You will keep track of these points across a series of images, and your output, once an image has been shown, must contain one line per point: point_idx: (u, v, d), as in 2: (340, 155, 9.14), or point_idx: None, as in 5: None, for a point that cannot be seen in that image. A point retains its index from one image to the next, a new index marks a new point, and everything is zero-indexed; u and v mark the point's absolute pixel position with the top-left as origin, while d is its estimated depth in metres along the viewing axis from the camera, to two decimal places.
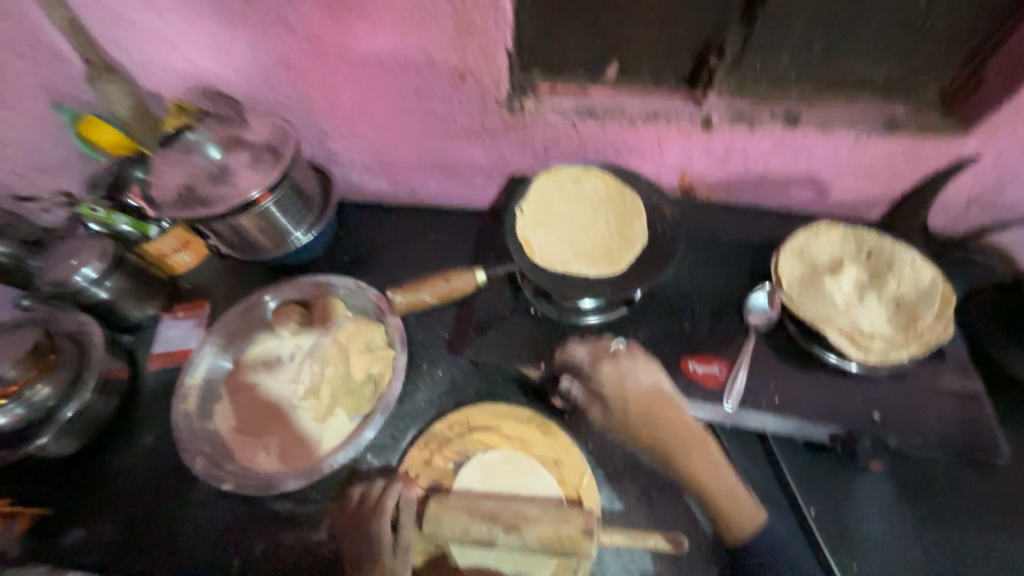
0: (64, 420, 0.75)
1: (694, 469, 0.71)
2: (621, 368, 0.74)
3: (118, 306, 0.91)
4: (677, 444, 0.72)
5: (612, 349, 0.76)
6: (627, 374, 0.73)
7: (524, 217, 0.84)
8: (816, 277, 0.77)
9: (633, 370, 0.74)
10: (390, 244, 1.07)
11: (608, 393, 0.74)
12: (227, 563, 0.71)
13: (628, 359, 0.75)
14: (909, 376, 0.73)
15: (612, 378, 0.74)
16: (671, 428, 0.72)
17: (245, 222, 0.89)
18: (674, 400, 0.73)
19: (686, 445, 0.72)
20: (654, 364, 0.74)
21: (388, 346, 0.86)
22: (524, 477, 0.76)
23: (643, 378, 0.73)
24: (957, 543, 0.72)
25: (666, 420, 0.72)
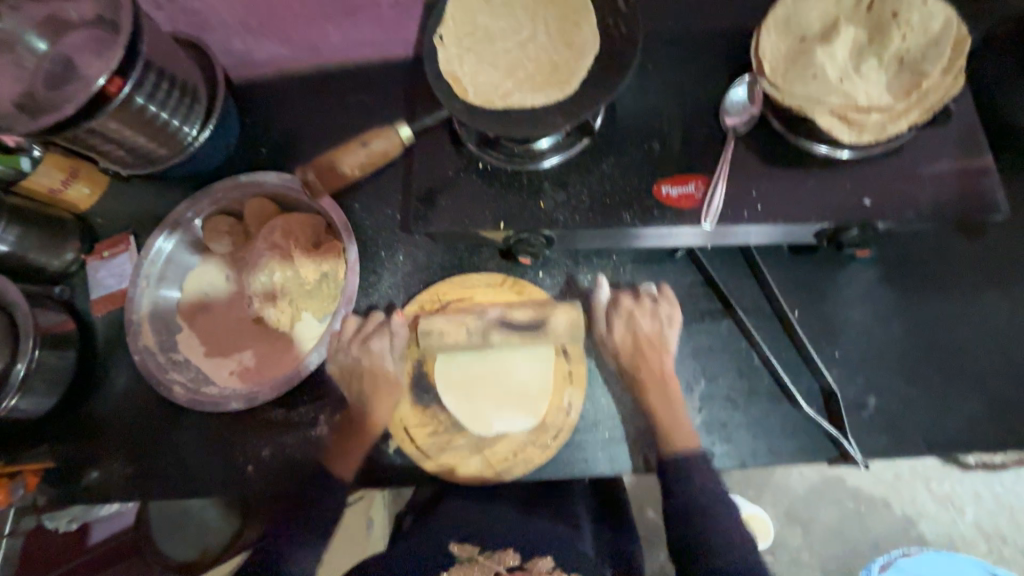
0: (20, 378, 0.71)
1: (657, 407, 0.69)
2: (643, 302, 0.73)
3: (30, 259, 0.80)
4: (650, 382, 0.70)
5: (642, 290, 0.75)
6: (640, 310, 0.72)
7: (445, 47, 0.67)
8: (806, 50, 0.63)
9: (651, 308, 0.73)
10: (309, 122, 0.91)
11: (613, 331, 0.73)
12: (240, 469, 0.75)
13: (652, 301, 0.74)
14: (904, 151, 0.65)
15: (622, 333, 0.72)
16: (652, 372, 0.70)
17: (114, 129, 0.70)
18: (667, 343, 0.72)
19: (662, 386, 0.70)
20: (675, 313, 0.73)
21: (336, 236, 0.81)
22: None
23: (647, 322, 0.72)
24: (935, 312, 0.73)
25: (654, 358, 0.71)
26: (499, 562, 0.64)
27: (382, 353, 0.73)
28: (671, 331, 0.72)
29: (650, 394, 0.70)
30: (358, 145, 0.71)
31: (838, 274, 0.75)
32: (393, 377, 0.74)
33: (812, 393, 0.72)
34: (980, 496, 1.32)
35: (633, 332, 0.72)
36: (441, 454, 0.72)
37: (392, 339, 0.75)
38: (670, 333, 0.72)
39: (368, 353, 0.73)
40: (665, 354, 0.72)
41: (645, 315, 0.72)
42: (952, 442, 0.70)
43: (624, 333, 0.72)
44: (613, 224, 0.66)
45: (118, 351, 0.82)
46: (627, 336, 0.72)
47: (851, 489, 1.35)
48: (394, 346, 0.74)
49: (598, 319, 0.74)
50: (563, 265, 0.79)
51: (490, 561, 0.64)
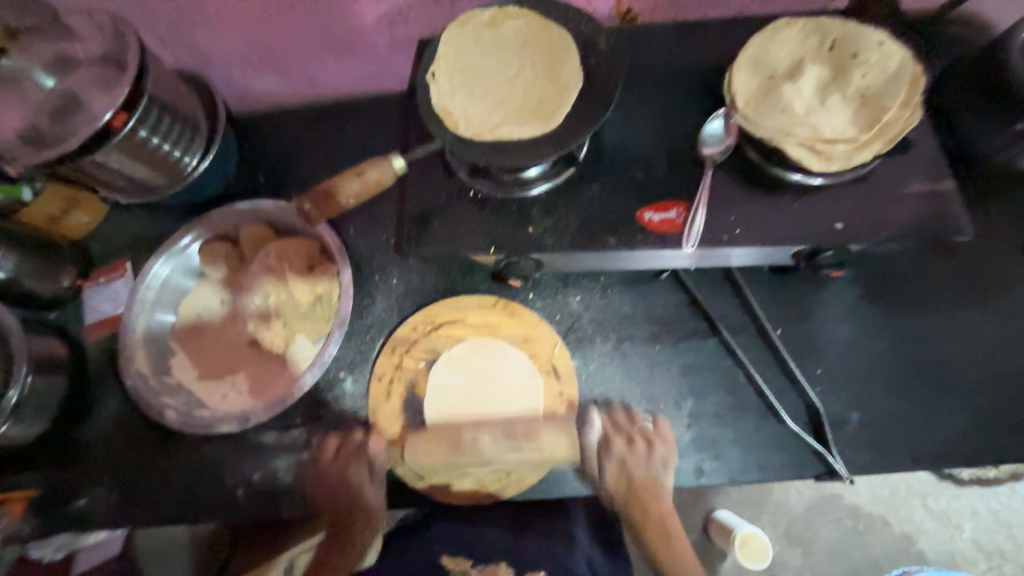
0: (12, 404, 0.71)
1: (659, 549, 0.71)
2: (636, 445, 0.71)
3: (26, 286, 0.80)
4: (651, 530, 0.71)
5: (635, 421, 0.74)
6: (634, 458, 0.70)
7: (437, 82, 0.71)
8: (775, 85, 0.67)
9: (646, 450, 0.71)
10: (306, 151, 0.94)
11: (607, 474, 0.72)
12: (232, 494, 0.75)
13: (646, 442, 0.72)
14: (872, 177, 0.69)
15: (616, 478, 0.72)
16: (651, 521, 0.72)
17: (116, 161, 0.72)
18: (662, 483, 0.71)
19: (661, 526, 0.72)
20: (671, 453, 0.72)
21: (331, 261, 0.83)
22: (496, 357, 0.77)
23: (638, 467, 0.71)
24: (912, 329, 0.76)
25: (652, 499, 0.71)
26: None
27: (363, 485, 0.72)
28: (668, 471, 0.71)
29: (654, 543, 0.71)
30: (352, 174, 0.72)
31: (818, 293, 0.78)
32: (371, 506, 0.72)
33: (797, 410, 0.74)
34: (977, 513, 1.33)
35: (629, 478, 0.71)
36: (434, 476, 0.72)
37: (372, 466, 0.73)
38: (666, 475, 0.71)
39: (348, 484, 0.72)
40: (660, 494, 0.72)
41: (639, 461, 0.71)
42: (935, 457, 0.71)
43: (618, 477, 0.72)
44: (598, 248, 0.69)
45: (111, 376, 0.82)
46: (620, 481, 0.72)
47: (849, 507, 1.35)
48: (379, 379, 0.77)
49: (590, 457, 0.72)
50: (553, 288, 0.81)
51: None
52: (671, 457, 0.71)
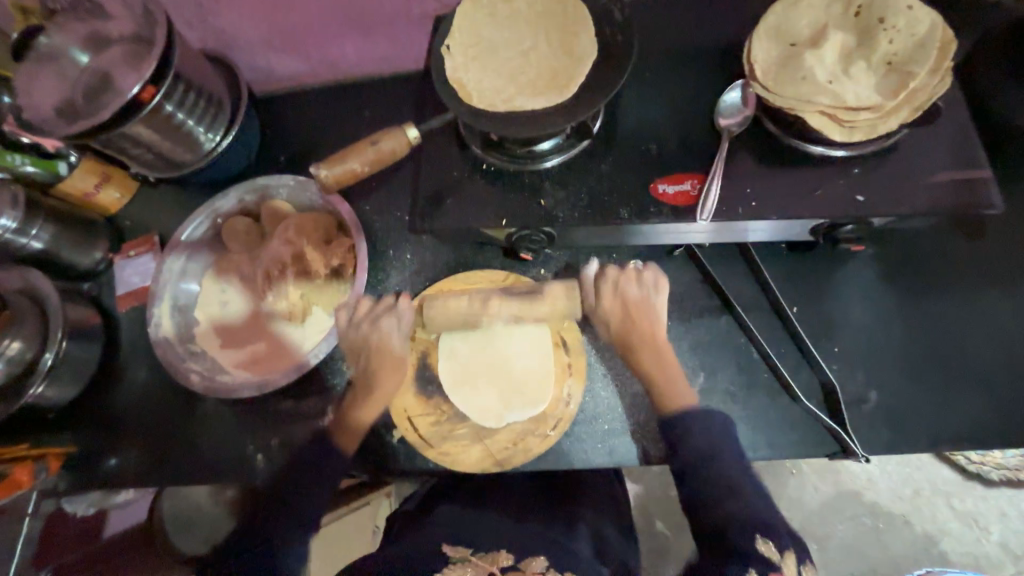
0: (48, 366, 0.75)
1: (645, 357, 0.68)
2: (627, 269, 0.71)
3: (63, 257, 0.85)
4: (642, 342, 0.68)
5: (627, 264, 0.72)
6: (627, 276, 0.70)
7: (451, 56, 0.72)
8: (795, 55, 0.65)
9: (636, 274, 0.71)
10: (324, 131, 0.96)
11: (602, 298, 0.70)
12: (249, 458, 0.78)
13: (639, 270, 0.71)
14: (897, 150, 0.67)
15: (608, 295, 0.69)
16: (635, 332, 0.68)
17: (144, 134, 0.75)
18: (657, 307, 0.70)
19: (654, 351, 0.68)
20: (663, 285, 0.71)
21: (348, 235, 0.84)
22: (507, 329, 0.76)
23: (633, 287, 0.70)
24: (936, 311, 0.74)
25: (649, 326, 0.68)
26: (492, 562, 0.62)
27: (389, 333, 0.74)
28: (660, 297, 0.70)
29: (647, 364, 0.68)
30: (367, 144, 0.75)
31: (836, 271, 0.76)
32: (396, 355, 0.74)
33: (811, 389, 0.72)
34: (1007, 516, 1.28)
35: (623, 301, 0.69)
36: (443, 447, 0.74)
37: (398, 321, 0.75)
38: (658, 301, 0.70)
39: (378, 332, 0.74)
40: (656, 322, 0.70)
41: (633, 282, 0.70)
42: (957, 440, 0.69)
43: (613, 299, 0.69)
44: (610, 220, 0.68)
45: (138, 345, 0.86)
46: (617, 306, 0.69)
47: (869, 505, 1.31)
48: None
49: (587, 294, 0.71)
50: (564, 265, 0.81)
51: (482, 562, 0.62)
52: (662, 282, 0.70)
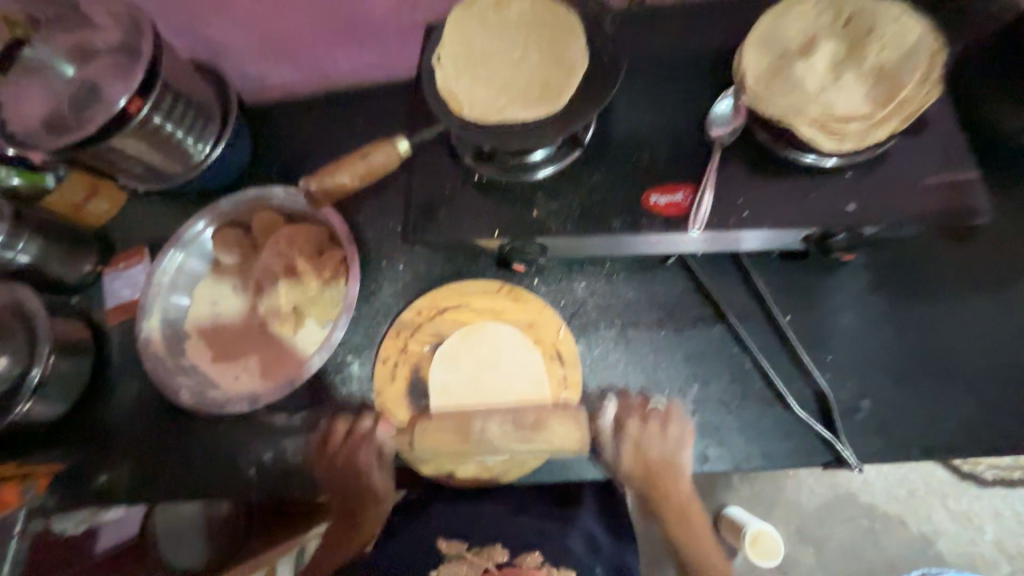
0: (35, 383, 0.74)
1: (666, 498, 0.71)
2: (649, 422, 0.70)
3: (51, 271, 0.84)
4: (659, 492, 0.71)
5: (648, 405, 0.72)
6: (649, 435, 0.69)
7: (443, 67, 0.71)
8: (785, 64, 0.66)
9: (660, 427, 0.70)
10: (317, 140, 0.95)
11: (621, 455, 0.70)
12: (242, 473, 0.77)
13: (660, 422, 0.71)
14: (888, 158, 0.67)
15: (629, 455, 0.70)
16: (657, 473, 0.70)
17: (132, 147, 0.75)
18: (681, 465, 0.70)
19: (676, 508, 0.71)
20: (686, 425, 0.71)
21: (339, 247, 0.83)
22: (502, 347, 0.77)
23: (655, 448, 0.70)
24: (928, 317, 0.74)
25: (669, 480, 0.70)
26: (488, 558, 0.66)
27: (367, 465, 0.73)
28: (685, 454, 0.70)
29: (665, 513, 0.71)
30: (358, 157, 0.73)
31: (830, 279, 0.76)
32: (377, 489, 0.74)
33: (805, 397, 0.72)
34: (1001, 515, 1.29)
35: (645, 460, 0.70)
36: (438, 459, 0.73)
37: (380, 446, 0.74)
38: (684, 454, 0.70)
39: (360, 457, 0.73)
40: (676, 474, 0.70)
41: (654, 441, 0.70)
42: (949, 446, 0.70)
43: (633, 457, 0.70)
44: (603, 230, 0.68)
45: (129, 357, 0.85)
46: (637, 461, 0.70)
47: (866, 506, 1.32)
48: (390, 363, 0.78)
49: (604, 441, 0.71)
50: (558, 275, 0.81)
51: (478, 558, 0.66)
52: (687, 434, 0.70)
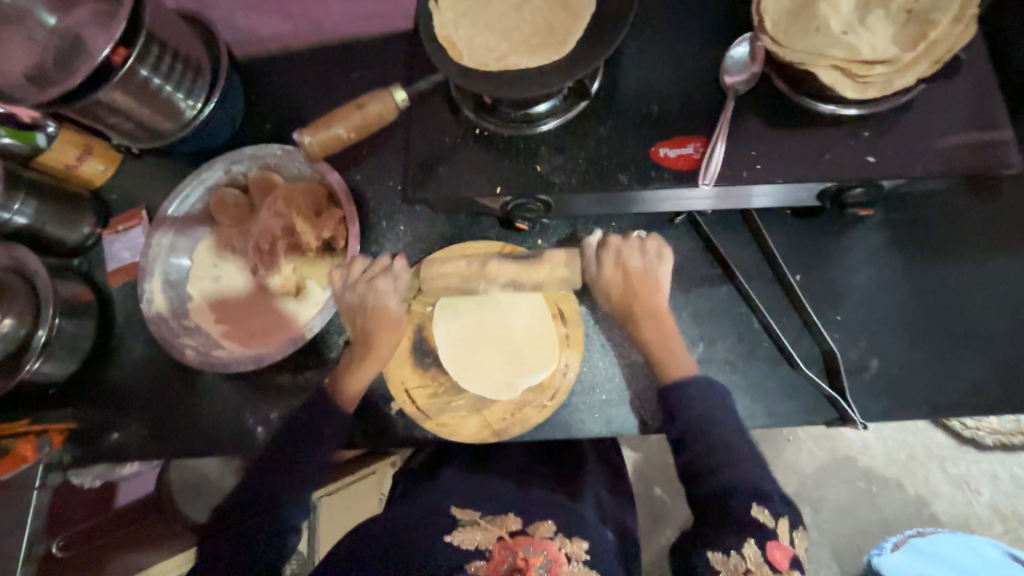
0: (41, 344, 0.74)
1: (647, 331, 0.69)
2: (630, 238, 0.72)
3: (50, 233, 0.83)
4: (642, 314, 0.70)
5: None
6: (628, 246, 0.71)
7: (441, 12, 0.67)
8: (808, 4, 0.61)
9: (643, 253, 0.71)
10: (312, 97, 0.92)
11: (602, 269, 0.71)
12: (250, 430, 0.78)
13: (640, 238, 0.72)
14: (913, 107, 0.63)
15: (609, 264, 0.71)
16: (637, 303, 0.70)
17: (122, 101, 0.72)
18: (659, 279, 0.71)
19: (656, 323, 0.70)
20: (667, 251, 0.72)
21: (338, 206, 0.82)
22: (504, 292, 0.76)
23: (635, 258, 0.71)
24: (945, 277, 0.72)
25: (649, 294, 0.70)
26: (501, 525, 0.65)
27: (386, 294, 0.73)
28: (665, 269, 0.71)
29: (644, 330, 0.69)
30: (353, 108, 0.72)
31: (842, 238, 0.74)
32: (395, 321, 0.73)
33: (812, 357, 0.72)
34: (999, 479, 1.30)
35: (625, 270, 0.70)
36: (442, 417, 0.74)
37: (395, 283, 0.74)
38: (661, 270, 0.71)
39: (373, 290, 0.73)
40: (657, 293, 0.71)
41: (634, 252, 0.71)
42: (955, 407, 0.69)
43: (614, 269, 0.71)
44: (608, 185, 0.66)
45: (133, 319, 0.85)
46: (617, 272, 0.71)
47: (863, 469, 1.34)
48: None
49: (589, 261, 0.72)
50: (563, 233, 0.79)
51: (491, 525, 0.64)
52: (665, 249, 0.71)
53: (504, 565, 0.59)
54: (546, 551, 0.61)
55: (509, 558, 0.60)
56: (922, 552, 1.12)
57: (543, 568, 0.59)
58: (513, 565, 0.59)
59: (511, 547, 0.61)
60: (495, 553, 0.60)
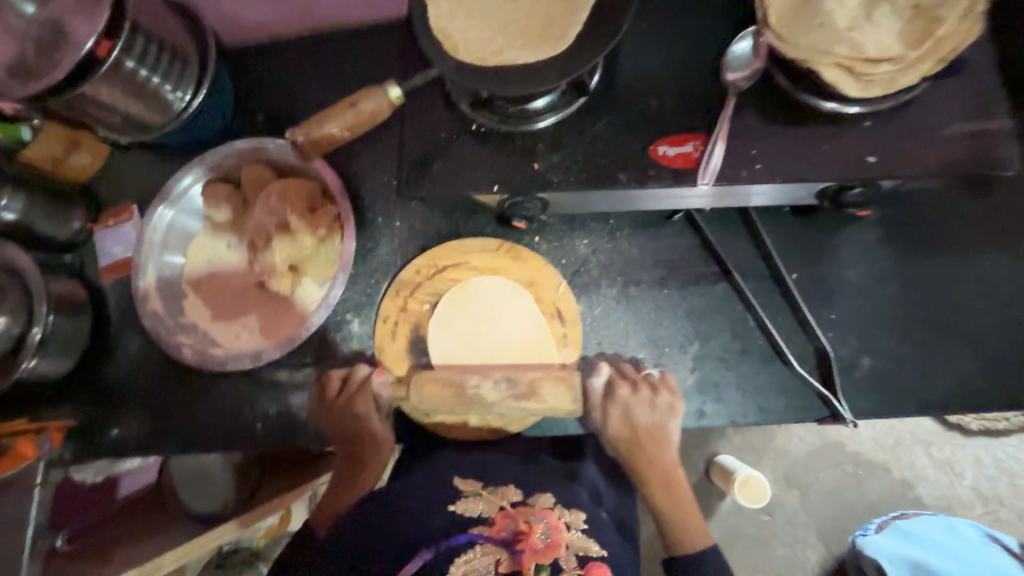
0: (37, 342, 0.73)
1: (651, 475, 0.71)
2: (641, 392, 0.70)
3: (40, 230, 0.80)
4: (643, 469, 0.71)
5: (630, 280, 0.77)
6: (638, 401, 0.70)
7: (437, 3, 0.65)
8: None
9: (650, 394, 0.70)
10: (303, 87, 0.89)
11: (609, 420, 0.71)
12: (249, 427, 0.79)
13: (652, 389, 0.71)
14: (915, 105, 0.63)
15: (617, 417, 0.70)
16: (645, 441, 0.71)
17: (108, 95, 0.70)
18: (669, 432, 0.71)
19: (660, 474, 0.71)
20: (675, 390, 0.71)
21: (333, 202, 0.81)
22: (493, 300, 0.77)
23: (643, 413, 0.70)
24: (939, 275, 0.73)
25: (653, 446, 0.71)
26: (502, 496, 0.66)
27: (365, 418, 0.74)
28: (674, 424, 0.71)
29: (653, 487, 0.71)
30: (347, 105, 0.70)
31: (839, 235, 0.74)
32: (374, 431, 0.75)
33: (805, 354, 0.72)
34: (981, 462, 1.34)
35: (630, 422, 0.70)
36: (440, 413, 0.75)
37: (375, 404, 0.75)
38: (671, 426, 0.71)
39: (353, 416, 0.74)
40: (663, 447, 0.71)
41: (644, 407, 0.70)
42: (944, 401, 0.71)
43: (620, 423, 0.71)
44: (607, 184, 0.65)
45: (129, 316, 0.85)
46: (624, 427, 0.71)
47: (852, 455, 1.36)
48: (391, 320, 0.78)
49: (592, 408, 0.71)
50: (560, 231, 0.79)
51: (493, 496, 0.66)
52: (677, 409, 0.70)
53: (505, 530, 0.59)
54: (546, 519, 0.61)
55: (510, 524, 0.60)
56: (906, 535, 1.16)
57: (543, 533, 0.59)
58: (515, 528, 0.59)
59: (513, 514, 0.62)
60: (496, 519, 0.61)
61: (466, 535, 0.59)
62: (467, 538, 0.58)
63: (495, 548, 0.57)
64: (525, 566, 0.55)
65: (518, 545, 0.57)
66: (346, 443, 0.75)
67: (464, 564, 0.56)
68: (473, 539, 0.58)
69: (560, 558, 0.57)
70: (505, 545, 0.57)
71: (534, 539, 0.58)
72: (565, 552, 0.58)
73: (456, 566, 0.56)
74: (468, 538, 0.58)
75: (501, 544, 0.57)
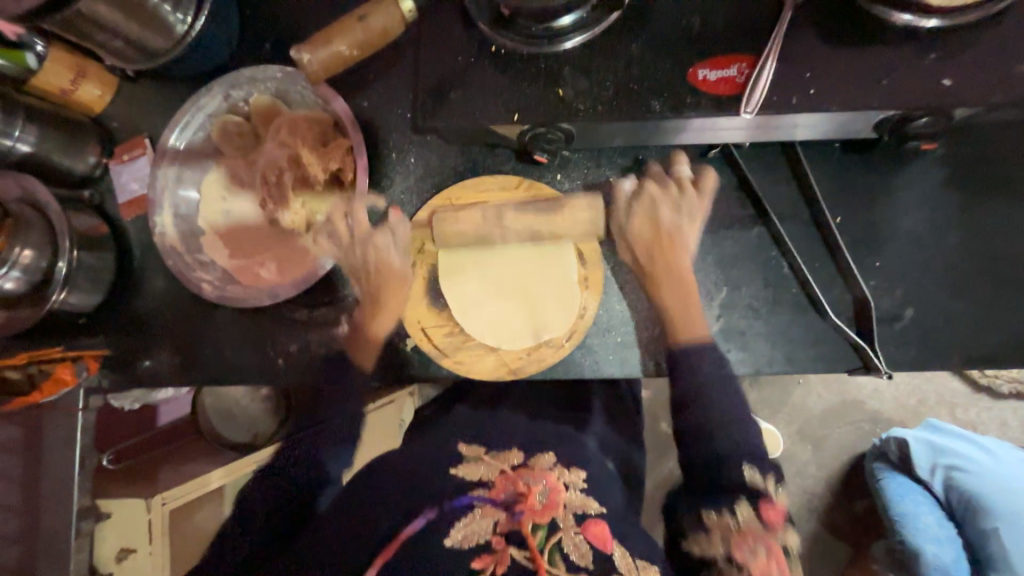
0: (63, 276, 0.74)
1: (667, 295, 0.67)
2: (670, 189, 0.68)
3: (56, 162, 0.79)
4: (660, 270, 0.68)
5: None
6: (666, 196, 0.67)
7: None
8: None
9: (678, 193, 0.68)
10: (312, 9, 0.83)
11: (633, 220, 0.69)
12: (272, 364, 0.80)
13: (680, 188, 0.68)
14: (1009, 17, 0.54)
15: (640, 207, 0.68)
16: (657, 243, 0.68)
17: (106, 15, 0.65)
18: (688, 242, 0.68)
19: (677, 278, 0.67)
20: (707, 194, 0.68)
21: (344, 135, 0.77)
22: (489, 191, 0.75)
23: (659, 207, 0.67)
24: (1000, 221, 0.67)
25: (669, 254, 0.67)
26: (503, 460, 0.67)
27: (386, 249, 0.73)
28: (693, 228, 0.68)
29: (660, 282, 0.68)
30: (354, 20, 0.70)
31: (896, 175, 0.68)
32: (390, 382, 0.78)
33: (841, 305, 0.68)
34: (1007, 425, 1.31)
35: (654, 219, 0.68)
36: (452, 355, 0.75)
37: (393, 237, 0.74)
38: (692, 235, 0.68)
39: (372, 248, 0.73)
40: (682, 252, 0.68)
41: (669, 204, 0.67)
42: (987, 359, 0.66)
43: (644, 222, 0.68)
44: (639, 115, 0.59)
45: (151, 254, 0.85)
46: (647, 226, 0.68)
47: (870, 412, 1.34)
48: (405, 258, 0.77)
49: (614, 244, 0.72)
50: (583, 167, 0.74)
51: (495, 460, 0.67)
52: (700, 213, 0.67)
53: (505, 492, 0.62)
54: (544, 481, 0.62)
55: (510, 487, 0.62)
56: (939, 429, 1.13)
57: (542, 494, 0.61)
58: (514, 490, 0.62)
59: (513, 477, 0.64)
60: (496, 482, 0.64)
61: (468, 496, 0.62)
62: (469, 500, 0.61)
63: (495, 510, 0.60)
64: (523, 525, 0.57)
65: (517, 507, 0.59)
66: (368, 272, 0.74)
67: (466, 525, 0.59)
68: (473, 502, 0.61)
69: (556, 517, 0.59)
70: (505, 506, 0.60)
71: (532, 500, 0.60)
72: (562, 511, 0.60)
73: (458, 527, 0.59)
74: (470, 500, 0.61)
75: (501, 506, 0.60)
